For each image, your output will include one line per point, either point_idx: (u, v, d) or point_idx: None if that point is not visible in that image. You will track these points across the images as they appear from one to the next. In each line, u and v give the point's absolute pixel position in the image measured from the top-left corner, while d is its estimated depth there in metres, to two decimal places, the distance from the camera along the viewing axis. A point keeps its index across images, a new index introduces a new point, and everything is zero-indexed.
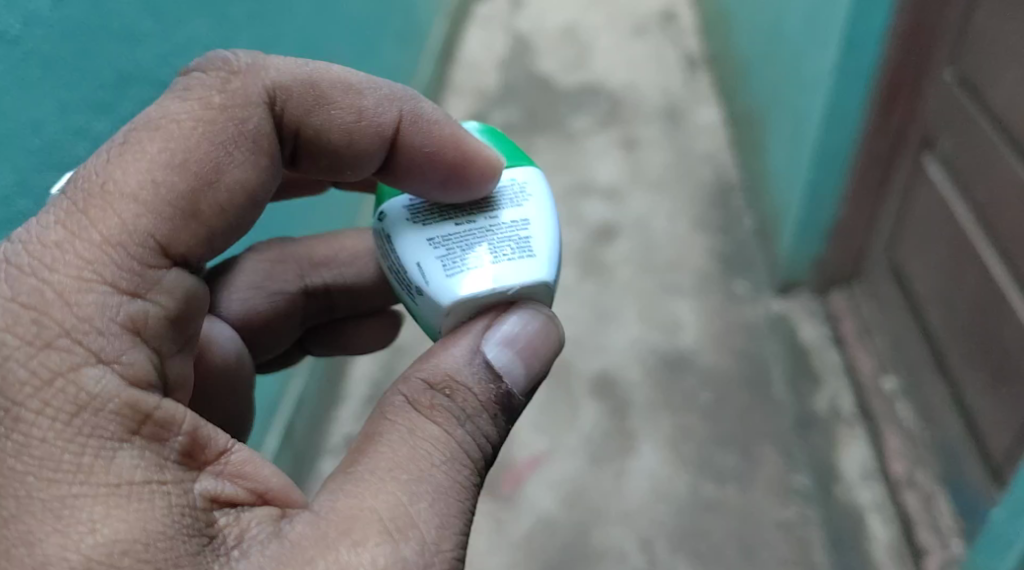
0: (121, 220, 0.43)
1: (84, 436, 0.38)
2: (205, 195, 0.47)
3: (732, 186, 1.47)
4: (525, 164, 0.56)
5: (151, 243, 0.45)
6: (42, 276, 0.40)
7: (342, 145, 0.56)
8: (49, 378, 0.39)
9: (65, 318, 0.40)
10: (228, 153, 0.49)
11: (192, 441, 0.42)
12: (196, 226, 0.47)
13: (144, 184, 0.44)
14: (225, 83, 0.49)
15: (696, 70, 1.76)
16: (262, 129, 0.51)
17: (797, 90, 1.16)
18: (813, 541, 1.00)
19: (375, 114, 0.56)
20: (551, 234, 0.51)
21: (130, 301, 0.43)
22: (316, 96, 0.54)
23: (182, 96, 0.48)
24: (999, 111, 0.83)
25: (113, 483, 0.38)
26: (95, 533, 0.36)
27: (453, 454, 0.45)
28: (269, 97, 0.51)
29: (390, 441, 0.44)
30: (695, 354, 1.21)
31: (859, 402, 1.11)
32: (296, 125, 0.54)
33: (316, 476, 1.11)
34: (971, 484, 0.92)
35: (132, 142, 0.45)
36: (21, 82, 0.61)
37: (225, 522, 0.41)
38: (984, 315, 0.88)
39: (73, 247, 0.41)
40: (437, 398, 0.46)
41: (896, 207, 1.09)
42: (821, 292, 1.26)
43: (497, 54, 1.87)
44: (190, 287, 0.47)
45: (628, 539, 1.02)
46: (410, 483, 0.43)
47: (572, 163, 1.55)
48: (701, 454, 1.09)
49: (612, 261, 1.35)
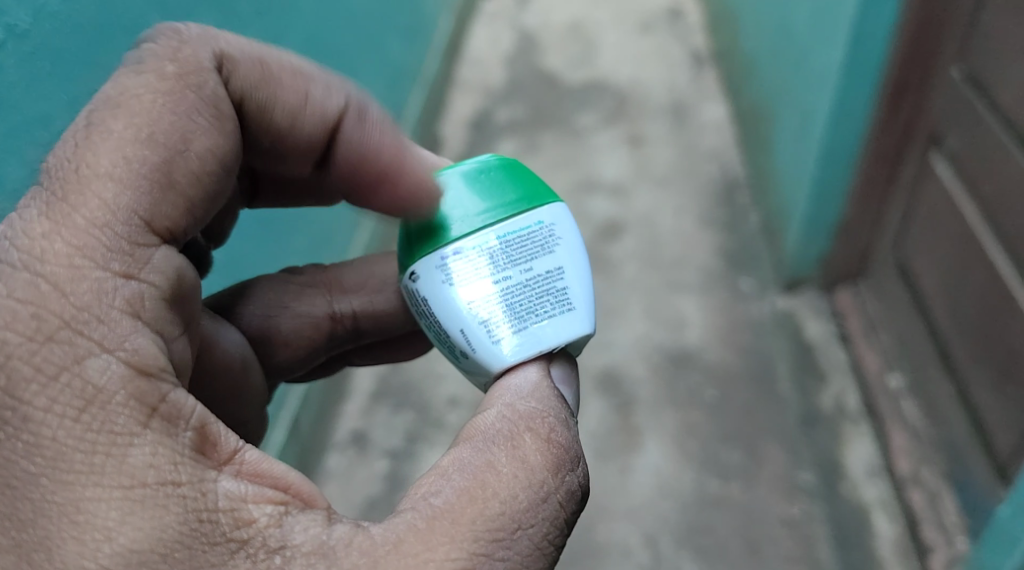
0: (101, 199, 0.42)
1: (93, 432, 0.38)
2: (181, 164, 0.45)
3: (738, 183, 1.47)
4: (550, 198, 0.55)
5: (136, 220, 0.43)
6: (36, 269, 0.39)
7: (284, 126, 0.54)
8: (54, 373, 0.38)
9: (64, 309, 0.39)
10: (192, 120, 0.46)
11: (202, 437, 0.41)
12: (175, 196, 0.45)
13: (118, 162, 0.43)
14: (177, 52, 0.47)
15: (702, 66, 1.76)
16: (220, 93, 0.48)
17: (803, 86, 1.16)
18: (818, 539, 1.00)
19: (320, 100, 0.55)
20: (584, 283, 0.53)
21: (124, 281, 0.42)
22: (265, 73, 0.52)
23: (137, 69, 0.46)
24: (1008, 108, 0.83)
25: (128, 485, 0.37)
26: (112, 541, 0.36)
27: (541, 518, 0.42)
28: (219, 65, 0.49)
29: (489, 476, 0.42)
30: (701, 351, 1.21)
31: (865, 399, 1.11)
32: (244, 100, 0.51)
33: (322, 471, 1.12)
34: (977, 482, 0.92)
35: (96, 122, 0.43)
36: (31, 76, 0.61)
37: (264, 523, 0.39)
38: (990, 312, 0.88)
39: (61, 234, 0.41)
40: (552, 434, 0.45)
41: (902, 204, 1.08)
42: (827, 289, 1.25)
43: (503, 50, 1.87)
44: (181, 266, 0.45)
45: (633, 535, 1.03)
46: (491, 545, 0.40)
47: (577, 159, 1.55)
48: (707, 451, 1.09)
49: (617, 257, 1.35)
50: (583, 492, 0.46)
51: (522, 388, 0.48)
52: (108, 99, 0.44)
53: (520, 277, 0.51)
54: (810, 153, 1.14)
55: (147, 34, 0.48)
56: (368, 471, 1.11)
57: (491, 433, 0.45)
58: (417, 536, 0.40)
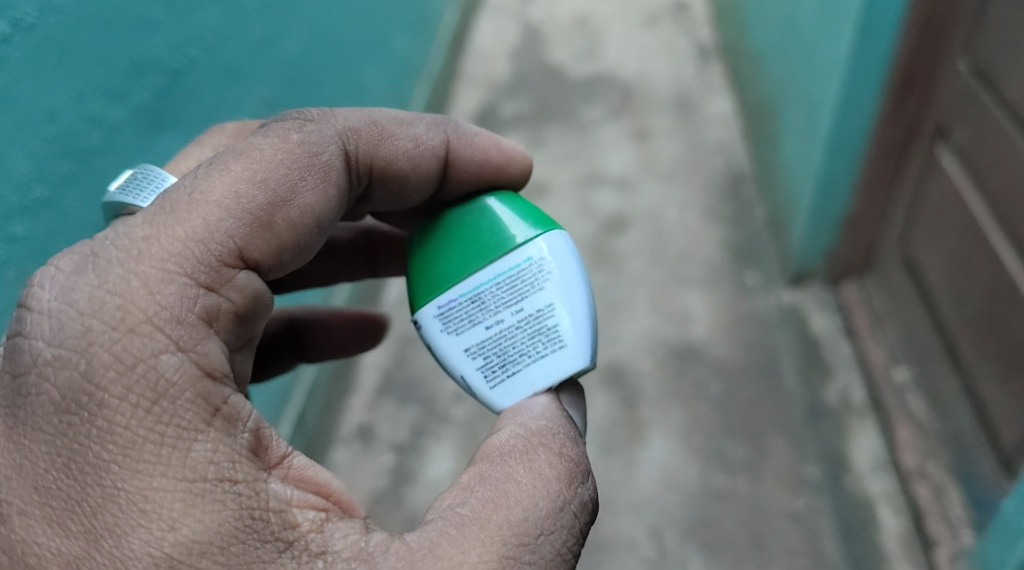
0: (204, 221, 0.48)
1: (163, 425, 0.43)
2: (283, 211, 0.51)
3: (744, 177, 1.47)
4: (545, 231, 0.58)
5: (229, 246, 0.49)
6: (129, 266, 0.45)
7: (408, 170, 0.60)
8: (132, 363, 0.43)
9: (148, 306, 0.45)
10: (304, 177, 0.53)
11: (257, 439, 0.46)
12: (270, 235, 0.51)
13: (228, 195, 0.49)
14: (303, 127, 0.55)
15: (708, 60, 1.75)
16: (336, 165, 0.55)
17: (809, 80, 1.16)
18: (823, 532, 1.00)
19: (426, 138, 0.61)
20: (578, 316, 0.56)
21: (205, 293, 0.47)
22: (380, 131, 0.59)
23: (268, 135, 0.53)
24: (1014, 101, 0.83)
25: (190, 478, 0.42)
26: (175, 530, 0.41)
27: (562, 525, 0.47)
28: (341, 143, 0.56)
29: (511, 486, 0.47)
30: (707, 344, 1.21)
31: (870, 393, 1.11)
32: (370, 160, 0.59)
33: (328, 464, 1.12)
34: (982, 475, 0.92)
35: (219, 164, 0.50)
36: (36, 70, 0.61)
37: (307, 527, 0.44)
38: (997, 305, 0.88)
39: (159, 242, 0.46)
40: (564, 449, 0.50)
41: (908, 198, 1.08)
42: (833, 283, 1.25)
43: (508, 44, 1.87)
44: (258, 289, 0.51)
45: (638, 528, 1.03)
46: (518, 549, 0.45)
47: (582, 153, 1.55)
48: (712, 445, 1.10)
49: (623, 251, 1.35)
50: (594, 504, 0.50)
51: (535, 410, 0.52)
52: (236, 151, 0.52)
53: (512, 319, 0.56)
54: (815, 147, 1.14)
55: (278, 117, 0.56)
56: (373, 465, 1.12)
57: (506, 451, 0.49)
58: (450, 541, 0.44)
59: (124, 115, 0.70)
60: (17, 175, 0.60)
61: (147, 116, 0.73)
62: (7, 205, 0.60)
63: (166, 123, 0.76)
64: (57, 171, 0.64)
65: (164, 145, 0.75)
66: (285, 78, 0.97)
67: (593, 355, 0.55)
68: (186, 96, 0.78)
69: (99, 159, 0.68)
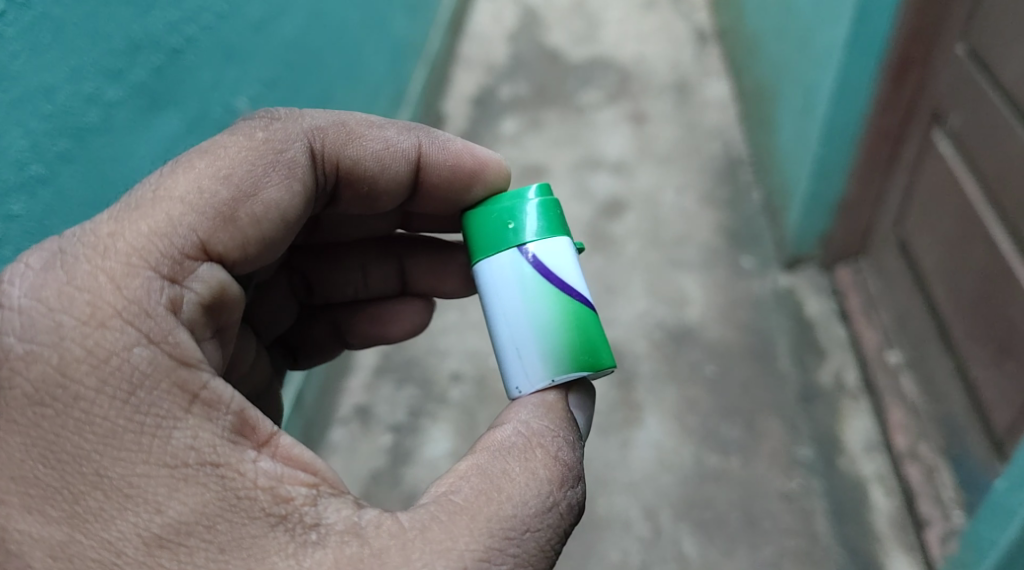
0: (168, 216, 0.50)
1: (142, 414, 0.44)
2: (247, 205, 0.53)
3: (741, 161, 1.47)
4: (487, 256, 0.54)
5: (192, 239, 0.51)
6: (95, 263, 0.47)
7: (376, 172, 0.61)
8: (104, 356, 0.44)
9: (117, 301, 0.46)
10: (270, 174, 0.54)
11: (241, 419, 0.47)
12: (234, 230, 0.53)
13: (192, 190, 0.51)
14: (269, 124, 0.56)
15: (705, 43, 1.75)
16: (301, 162, 0.56)
17: (807, 64, 1.16)
18: (816, 512, 1.02)
19: (397, 142, 0.62)
20: (507, 347, 0.53)
21: (169, 284, 0.49)
22: (348, 131, 0.60)
23: (233, 132, 0.55)
24: (1010, 85, 0.83)
25: (172, 465, 0.43)
26: (161, 513, 0.42)
27: (547, 525, 0.47)
28: (308, 141, 0.57)
29: (504, 482, 0.47)
30: (702, 327, 1.21)
31: (863, 375, 1.13)
32: (336, 161, 0.59)
33: (326, 444, 1.13)
34: (973, 456, 0.93)
35: (183, 162, 0.52)
36: (33, 47, 0.61)
37: (300, 502, 0.45)
38: (991, 288, 0.89)
39: (123, 237, 0.48)
40: (560, 455, 0.50)
41: (904, 182, 1.09)
42: (828, 267, 1.26)
43: (506, 26, 1.86)
44: (222, 280, 0.53)
45: (633, 508, 1.04)
46: (503, 542, 0.45)
47: (579, 136, 1.55)
48: (706, 426, 1.11)
49: (619, 234, 1.35)
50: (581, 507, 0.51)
51: (535, 407, 0.51)
52: (200, 148, 0.54)
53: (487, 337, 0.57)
54: (812, 131, 1.14)
55: (250, 114, 0.58)
56: (371, 445, 1.13)
57: (505, 447, 0.49)
58: (440, 527, 0.45)
59: (122, 93, 0.71)
60: (13, 152, 0.61)
61: (143, 95, 0.73)
62: (3, 181, 0.60)
63: (162, 101, 0.76)
64: (53, 149, 0.64)
65: (160, 123, 0.76)
66: (281, 57, 0.96)
67: (525, 384, 0.53)
68: (183, 75, 0.78)
69: (95, 137, 0.68)
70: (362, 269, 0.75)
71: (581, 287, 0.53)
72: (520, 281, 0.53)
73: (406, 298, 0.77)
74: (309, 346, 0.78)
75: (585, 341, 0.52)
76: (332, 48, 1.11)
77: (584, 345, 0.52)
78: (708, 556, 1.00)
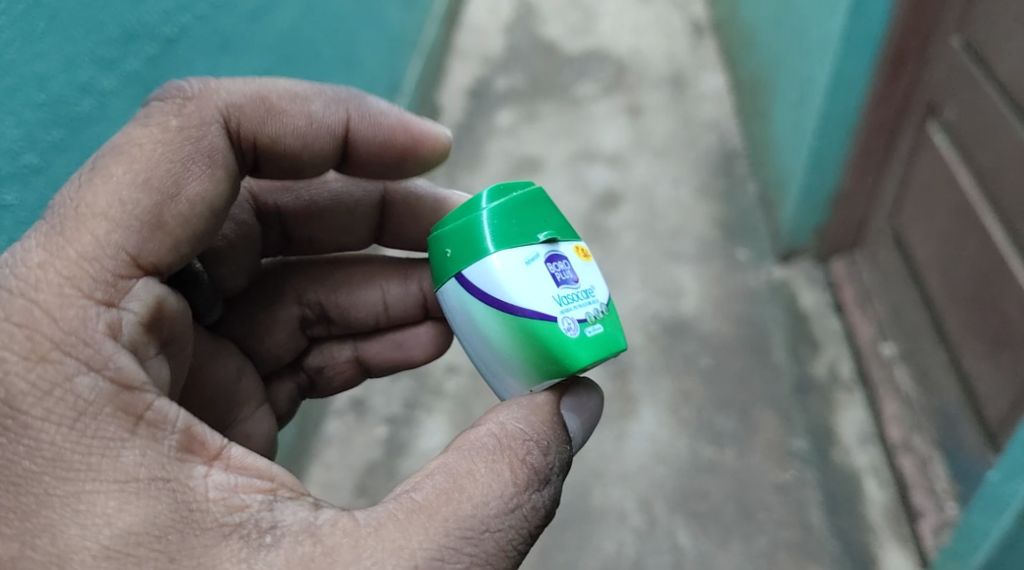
0: (93, 236, 0.47)
1: (88, 437, 0.43)
2: (171, 208, 0.50)
3: (736, 153, 1.48)
4: (443, 284, 0.55)
5: (123, 258, 0.48)
6: (29, 296, 0.45)
7: (298, 149, 0.59)
8: (48, 388, 0.43)
9: (54, 332, 0.44)
10: (191, 168, 0.51)
11: (188, 437, 0.46)
12: (162, 236, 0.50)
13: (113, 204, 0.48)
14: (180, 108, 0.53)
15: (701, 36, 1.75)
16: (219, 147, 0.53)
17: (802, 56, 1.16)
18: (809, 503, 1.02)
19: (322, 116, 0.59)
20: (482, 360, 0.54)
21: (105, 310, 0.46)
22: (268, 106, 0.57)
23: (144, 122, 0.51)
24: (1006, 78, 0.83)
25: (123, 479, 0.42)
26: (111, 525, 0.41)
27: (509, 526, 0.46)
28: (223, 119, 0.54)
29: (467, 482, 0.46)
30: (697, 320, 1.22)
31: (857, 367, 1.13)
32: (254, 137, 0.56)
33: (322, 436, 1.13)
34: (967, 448, 0.94)
35: (101, 168, 0.49)
36: (26, 36, 0.61)
37: (256, 508, 0.44)
38: (985, 280, 0.89)
39: (55, 267, 0.46)
40: (529, 456, 0.48)
41: (898, 174, 1.09)
42: (823, 260, 1.26)
43: (502, 18, 1.86)
44: (159, 296, 0.50)
45: (628, 499, 1.04)
46: (460, 541, 0.44)
47: (575, 128, 1.55)
48: (701, 417, 1.11)
49: (615, 226, 1.35)
50: (552, 510, 0.49)
51: (522, 409, 0.51)
52: (114, 146, 0.50)
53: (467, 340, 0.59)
54: (808, 123, 1.14)
55: (154, 93, 0.53)
56: (367, 437, 1.13)
57: (475, 447, 0.48)
58: (396, 524, 0.44)
59: (115, 84, 0.70)
60: (7, 141, 0.60)
61: (137, 84, 0.73)
62: None
63: (157, 91, 0.75)
64: (46, 139, 0.63)
65: None
66: (276, 47, 0.96)
67: (507, 390, 0.54)
68: (175, 65, 0.77)
69: (89, 127, 0.68)
70: (380, 295, 0.71)
71: (529, 303, 0.51)
72: (464, 309, 0.53)
73: (429, 325, 0.73)
74: (328, 374, 0.75)
75: (538, 352, 0.51)
76: (327, 38, 1.11)
77: (539, 355, 0.51)
78: (703, 547, 1.00)
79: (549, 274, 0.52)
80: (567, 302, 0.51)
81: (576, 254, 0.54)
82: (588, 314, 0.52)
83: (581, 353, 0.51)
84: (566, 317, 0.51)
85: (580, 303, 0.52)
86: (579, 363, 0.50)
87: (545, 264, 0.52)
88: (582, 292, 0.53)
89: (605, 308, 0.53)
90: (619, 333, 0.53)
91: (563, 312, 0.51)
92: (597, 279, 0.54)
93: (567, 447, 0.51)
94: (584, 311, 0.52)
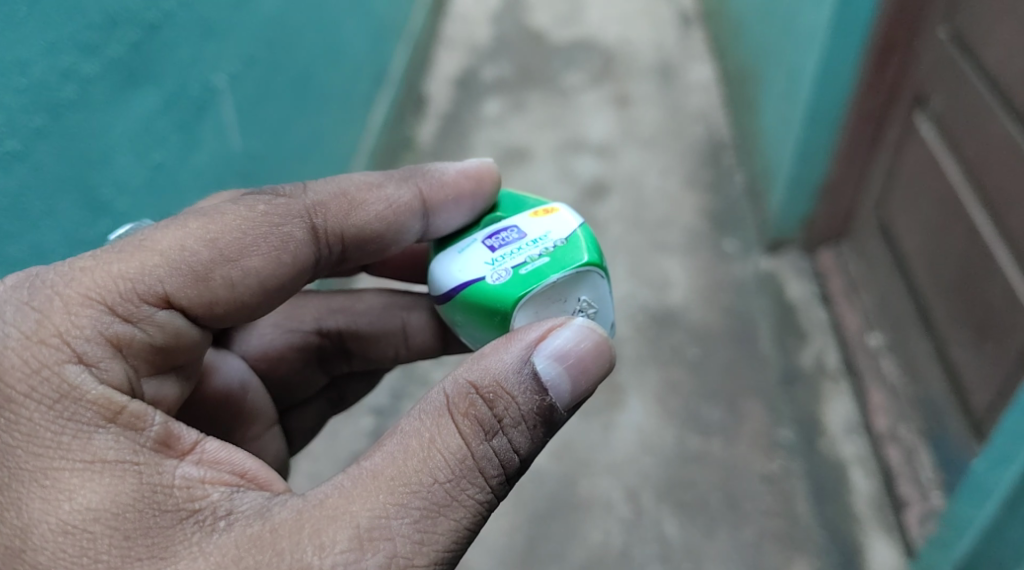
0: (141, 264, 0.48)
1: (64, 419, 0.43)
2: (224, 268, 0.52)
3: (724, 144, 1.47)
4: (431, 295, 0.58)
5: (158, 291, 0.49)
6: (56, 288, 0.46)
7: (383, 233, 0.59)
8: (37, 367, 0.44)
9: (61, 323, 0.45)
10: (258, 244, 0.53)
11: (166, 432, 0.45)
12: (205, 289, 0.51)
13: (174, 247, 0.50)
14: (274, 200, 0.55)
15: (690, 27, 1.75)
16: (297, 237, 0.55)
17: (790, 47, 1.16)
18: (796, 493, 1.02)
19: (396, 200, 0.59)
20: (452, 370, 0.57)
21: (121, 323, 0.47)
22: (350, 201, 0.58)
23: (235, 200, 0.53)
24: (993, 70, 0.83)
25: (90, 459, 0.42)
26: (73, 500, 0.41)
27: (460, 476, 0.44)
28: (310, 216, 0.56)
29: (413, 441, 0.44)
30: (684, 311, 1.22)
31: (844, 357, 1.14)
32: (341, 232, 0.57)
33: None
34: (951, 437, 0.94)
35: (177, 220, 0.51)
36: (6, 19, 0.59)
37: (216, 497, 0.43)
38: (971, 271, 0.89)
39: (93, 273, 0.47)
40: (472, 408, 0.45)
41: (884, 165, 1.09)
42: (809, 250, 1.27)
43: (490, 8, 1.85)
44: (179, 327, 0.51)
45: (615, 489, 1.04)
46: (405, 496, 0.43)
47: (563, 119, 1.54)
48: (688, 408, 1.11)
49: (604, 217, 1.35)
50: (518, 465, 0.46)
51: (482, 359, 0.46)
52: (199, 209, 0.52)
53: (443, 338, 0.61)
54: (796, 113, 1.14)
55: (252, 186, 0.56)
56: (355, 428, 1.12)
57: (426, 404, 0.46)
58: (343, 492, 0.43)
59: (99, 68, 0.69)
60: None
61: (120, 70, 0.71)
62: None
63: (139, 77, 0.74)
64: (28, 125, 0.62)
65: (137, 100, 0.74)
66: (261, 34, 0.95)
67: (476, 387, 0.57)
68: (157, 51, 0.76)
69: (71, 111, 0.66)
70: None
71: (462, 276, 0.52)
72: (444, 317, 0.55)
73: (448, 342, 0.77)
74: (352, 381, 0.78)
75: (479, 313, 0.51)
76: (313, 27, 1.10)
77: (480, 315, 0.51)
78: (690, 537, 1.00)
79: (486, 245, 0.53)
80: (503, 257, 0.52)
81: (531, 215, 0.55)
82: (526, 257, 0.51)
83: (514, 291, 0.50)
84: (495, 267, 0.51)
85: (520, 251, 0.52)
86: (509, 297, 0.50)
87: (483, 241, 0.54)
88: (527, 242, 0.52)
89: (558, 242, 0.52)
90: (573, 261, 0.51)
91: (493, 267, 0.51)
92: (553, 225, 0.53)
93: (540, 396, 0.46)
94: (521, 257, 0.51)
